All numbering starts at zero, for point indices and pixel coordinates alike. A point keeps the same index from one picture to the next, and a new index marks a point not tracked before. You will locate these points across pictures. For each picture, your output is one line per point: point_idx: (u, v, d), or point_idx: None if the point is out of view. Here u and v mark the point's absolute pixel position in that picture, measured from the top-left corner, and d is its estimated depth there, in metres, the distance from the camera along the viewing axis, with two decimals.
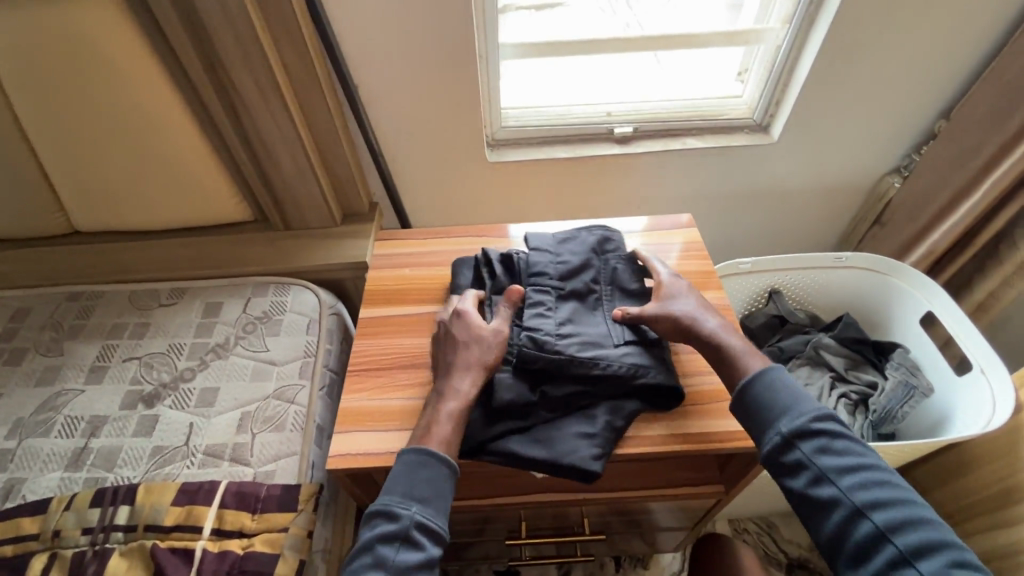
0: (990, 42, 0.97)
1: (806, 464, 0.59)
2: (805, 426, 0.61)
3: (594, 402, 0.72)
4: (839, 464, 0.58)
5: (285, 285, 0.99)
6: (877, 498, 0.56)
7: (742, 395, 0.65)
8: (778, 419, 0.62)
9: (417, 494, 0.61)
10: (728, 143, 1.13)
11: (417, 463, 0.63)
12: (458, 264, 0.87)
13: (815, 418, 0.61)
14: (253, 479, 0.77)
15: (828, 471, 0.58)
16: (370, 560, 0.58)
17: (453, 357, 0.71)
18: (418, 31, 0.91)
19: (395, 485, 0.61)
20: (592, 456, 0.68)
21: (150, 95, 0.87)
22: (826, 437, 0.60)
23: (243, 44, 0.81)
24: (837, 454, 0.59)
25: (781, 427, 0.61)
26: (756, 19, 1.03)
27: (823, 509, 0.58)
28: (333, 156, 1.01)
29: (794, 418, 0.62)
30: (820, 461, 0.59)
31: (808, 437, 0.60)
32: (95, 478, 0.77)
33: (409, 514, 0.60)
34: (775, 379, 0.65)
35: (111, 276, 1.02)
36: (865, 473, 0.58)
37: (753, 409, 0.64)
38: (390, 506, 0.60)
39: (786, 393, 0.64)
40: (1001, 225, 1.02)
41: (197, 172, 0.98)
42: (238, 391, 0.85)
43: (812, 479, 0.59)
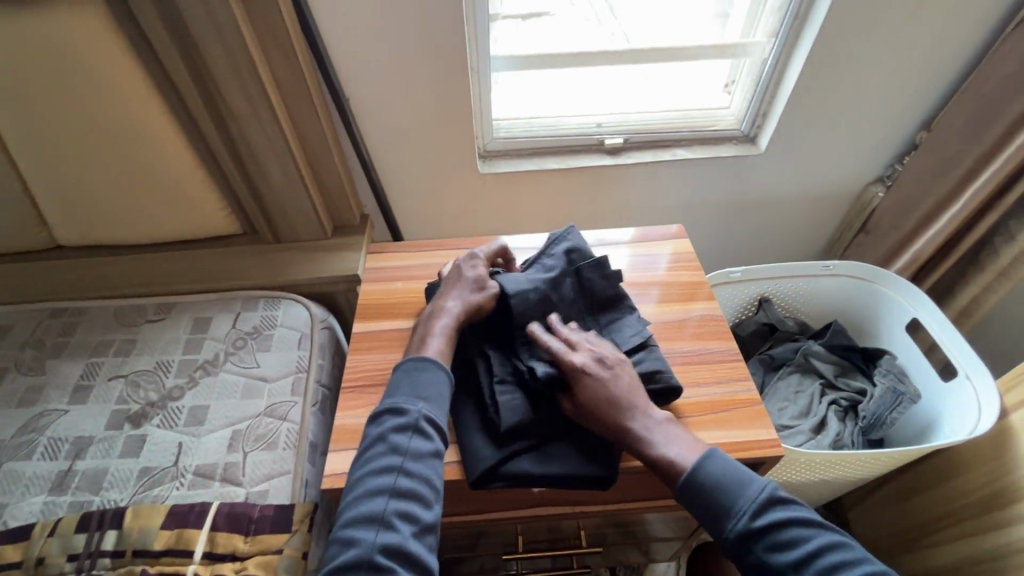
0: (967, 56, 1.00)
1: (764, 565, 0.59)
2: (753, 524, 0.60)
3: None
4: (792, 560, 0.58)
5: (276, 299, 0.98)
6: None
7: (687, 504, 0.64)
8: (727, 522, 0.61)
9: (422, 393, 0.65)
10: (717, 154, 1.15)
11: (418, 369, 0.67)
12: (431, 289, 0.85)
13: (759, 511, 0.60)
14: (245, 500, 0.75)
15: (787, 570, 0.58)
16: (384, 449, 0.61)
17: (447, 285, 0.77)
18: (410, 44, 0.91)
19: (400, 388, 0.65)
20: (606, 460, 0.69)
21: (136, 109, 0.85)
22: (774, 530, 0.59)
23: (232, 57, 0.80)
24: (789, 547, 0.58)
25: (731, 531, 0.60)
26: (742, 33, 1.05)
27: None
28: (324, 168, 1.00)
29: (741, 517, 0.61)
30: (778, 559, 0.58)
31: (758, 535, 0.59)
32: (80, 502, 0.75)
33: (416, 409, 0.63)
34: (716, 476, 0.63)
35: (95, 292, 0.99)
36: (820, 562, 0.57)
37: (704, 513, 0.63)
38: (397, 403, 0.64)
39: (727, 487, 0.62)
40: (981, 232, 1.05)
41: (185, 185, 0.96)
42: (228, 409, 0.83)
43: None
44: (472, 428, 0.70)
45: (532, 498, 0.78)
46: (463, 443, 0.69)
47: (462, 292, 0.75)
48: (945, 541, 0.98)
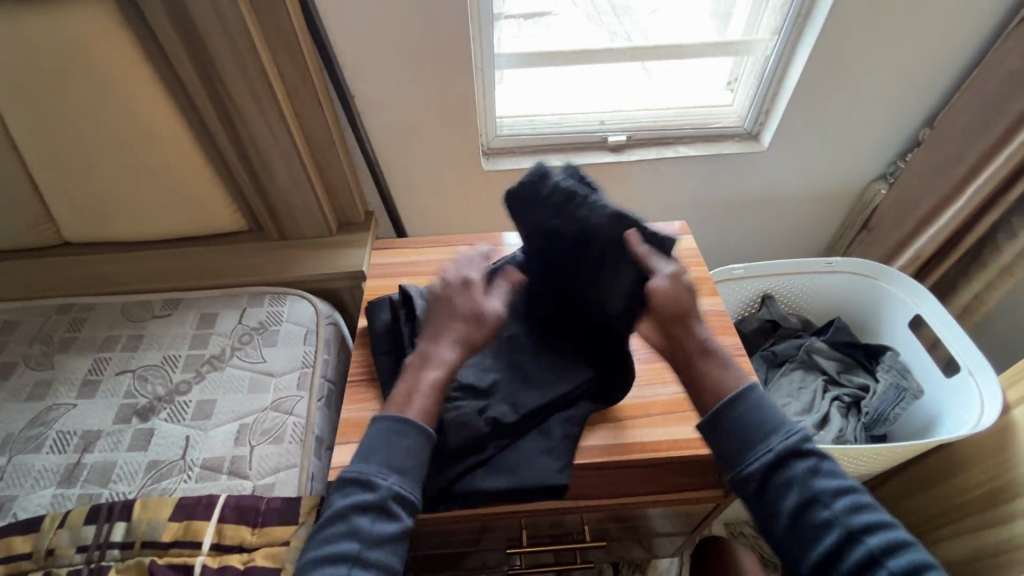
0: (969, 53, 1.00)
1: (794, 483, 0.58)
2: (798, 445, 0.60)
3: (548, 416, 0.73)
4: (830, 484, 0.58)
5: (281, 295, 0.98)
6: (865, 520, 0.56)
7: (734, 408, 0.63)
8: (771, 437, 0.61)
9: (396, 465, 0.62)
10: (720, 151, 1.15)
11: (396, 436, 0.63)
12: (373, 307, 0.83)
13: (807, 438, 0.61)
14: (252, 493, 0.76)
15: (822, 491, 0.57)
16: (343, 528, 0.59)
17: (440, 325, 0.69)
18: (415, 42, 0.92)
19: (373, 455, 0.62)
20: (557, 470, 0.69)
21: (143, 106, 0.86)
22: (814, 457, 0.60)
23: (239, 55, 0.81)
24: (826, 474, 0.58)
25: (776, 444, 0.60)
26: (745, 31, 1.06)
27: (809, 530, 0.57)
28: (329, 165, 1.00)
29: (787, 436, 0.61)
30: (811, 481, 0.58)
31: (799, 456, 0.59)
32: (89, 495, 0.76)
33: (386, 485, 0.60)
34: (767, 401, 0.64)
35: (102, 288, 1.00)
36: (853, 494, 0.57)
37: (745, 426, 0.62)
38: (368, 475, 0.61)
39: (775, 412, 0.63)
40: (983, 229, 1.05)
41: (191, 182, 0.97)
42: (235, 403, 0.84)
43: (802, 498, 0.57)
44: None
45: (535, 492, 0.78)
46: None
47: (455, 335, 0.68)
48: (947, 537, 0.98)
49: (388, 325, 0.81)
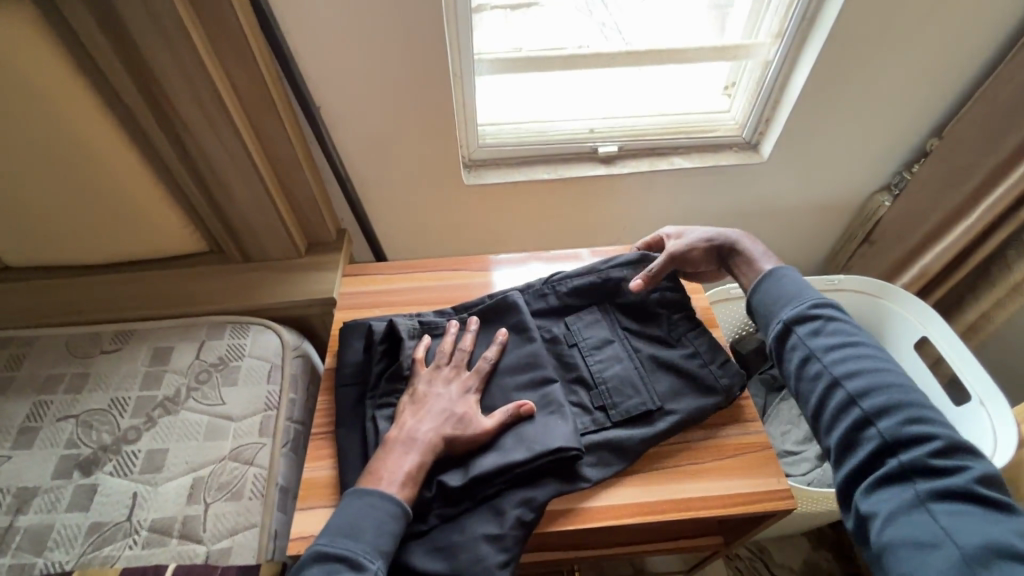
0: (985, 59, 0.93)
1: (796, 346, 0.66)
2: (805, 312, 0.67)
3: (502, 493, 0.64)
4: (824, 342, 0.64)
5: (243, 325, 0.90)
6: (851, 369, 0.61)
7: (756, 291, 0.72)
8: (780, 308, 0.69)
9: (382, 547, 0.58)
10: (716, 162, 1.08)
11: (391, 516, 0.59)
12: (347, 333, 0.79)
13: (814, 306, 0.67)
14: (206, 559, 0.69)
15: (816, 348, 0.64)
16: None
17: (421, 404, 0.68)
18: (386, 47, 0.83)
19: (362, 531, 0.58)
20: (498, 563, 0.60)
21: (77, 122, 0.77)
22: (820, 321, 0.66)
23: (183, 66, 0.72)
24: (824, 335, 0.65)
25: (783, 314, 0.68)
26: (744, 33, 0.98)
27: (805, 384, 0.64)
28: (294, 183, 0.92)
29: (795, 305, 0.68)
30: (810, 342, 0.65)
31: (804, 321, 0.67)
32: (21, 565, 0.68)
33: (374, 567, 0.56)
34: (788, 279, 0.71)
35: (45, 320, 0.91)
36: (846, 349, 0.63)
37: (764, 301, 0.71)
38: (356, 554, 0.56)
39: (794, 288, 0.70)
40: (993, 246, 1.00)
41: (140, 203, 0.88)
42: (189, 453, 0.76)
43: (800, 357, 0.65)
44: None
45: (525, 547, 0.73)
46: None
47: (436, 420, 0.66)
48: None
49: (360, 358, 0.77)
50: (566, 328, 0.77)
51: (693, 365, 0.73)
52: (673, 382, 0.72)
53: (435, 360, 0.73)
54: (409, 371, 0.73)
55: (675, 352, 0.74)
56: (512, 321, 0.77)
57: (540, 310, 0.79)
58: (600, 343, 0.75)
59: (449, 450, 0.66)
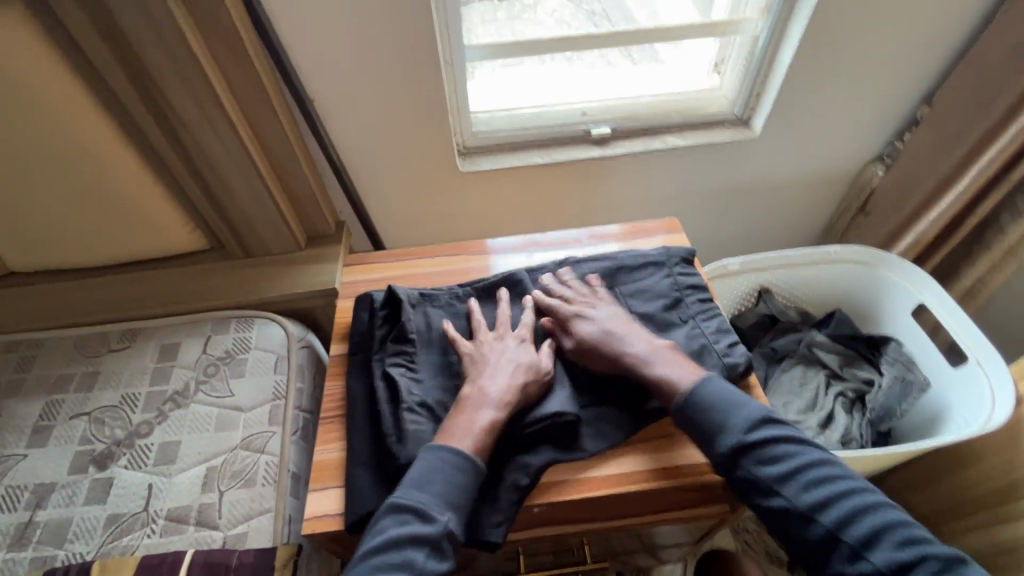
0: (971, 25, 0.94)
1: (752, 479, 0.62)
2: (743, 439, 0.63)
3: (501, 458, 0.67)
4: (779, 473, 0.61)
5: (249, 319, 0.91)
6: (817, 497, 0.60)
7: (679, 415, 0.67)
8: (720, 436, 0.64)
9: (452, 499, 0.60)
10: (709, 140, 1.09)
11: (461, 471, 0.61)
12: (357, 303, 0.81)
13: (751, 428, 0.64)
14: (223, 545, 0.70)
15: (771, 481, 0.62)
16: (399, 559, 0.56)
17: (479, 363, 0.71)
18: (378, 38, 0.84)
19: (432, 484, 0.60)
20: (493, 524, 0.63)
21: (76, 124, 0.78)
22: (762, 446, 0.63)
23: (178, 65, 0.73)
24: (775, 463, 0.62)
25: (724, 446, 0.63)
26: (730, 9, 0.99)
27: (774, 515, 0.62)
28: (292, 178, 0.93)
29: (733, 432, 0.64)
30: (763, 473, 0.62)
31: (749, 450, 0.63)
32: (43, 558, 0.70)
33: (443, 519, 0.59)
34: (712, 395, 0.66)
35: (53, 322, 0.92)
36: (802, 475, 0.61)
37: (698, 427, 0.66)
38: (425, 505, 0.59)
39: (712, 408, 0.66)
40: (985, 211, 1.01)
41: (140, 203, 0.89)
42: (201, 444, 0.78)
43: (761, 492, 0.62)
44: (359, 468, 0.67)
45: (533, 518, 0.76)
46: (348, 482, 0.66)
47: (503, 374, 0.69)
48: (952, 535, 0.96)
49: (364, 329, 0.79)
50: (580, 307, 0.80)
51: (699, 348, 0.75)
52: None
53: (481, 326, 0.76)
54: (414, 335, 0.75)
55: (681, 333, 0.77)
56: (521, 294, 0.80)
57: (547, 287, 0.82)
58: None
59: (523, 399, 0.68)
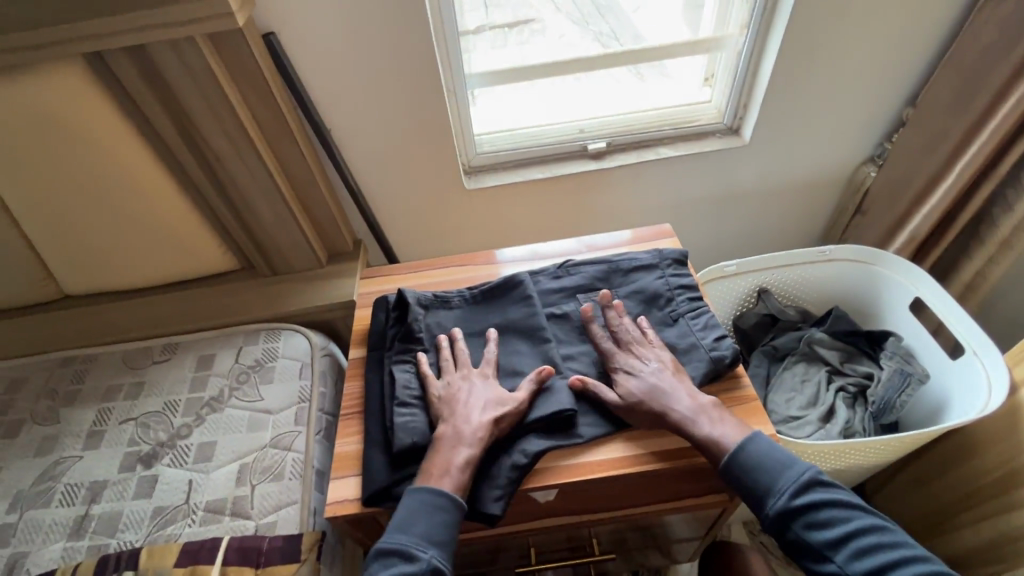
0: (946, 29, 0.99)
1: (801, 543, 0.65)
2: (792, 503, 0.66)
3: (499, 443, 0.74)
4: (829, 539, 0.64)
5: (276, 331, 0.99)
6: (865, 561, 0.63)
7: (728, 475, 0.69)
8: (768, 500, 0.67)
9: (434, 537, 0.64)
10: (701, 149, 1.14)
11: (439, 508, 0.66)
12: (374, 306, 0.90)
13: (801, 490, 0.66)
14: (255, 532, 0.77)
15: (821, 546, 0.64)
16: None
17: (447, 404, 0.74)
18: (386, 73, 0.93)
19: (413, 525, 0.65)
20: (492, 498, 0.70)
21: (125, 161, 0.88)
22: (810, 510, 0.65)
23: (212, 105, 0.83)
24: (825, 526, 0.65)
25: (772, 510, 0.66)
26: (715, 26, 1.05)
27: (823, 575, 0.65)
28: (312, 201, 1.02)
29: (781, 496, 0.67)
30: (813, 537, 0.65)
31: (796, 514, 0.66)
32: (98, 546, 0.78)
33: (426, 556, 0.63)
34: (761, 457, 0.68)
35: (103, 338, 1.02)
36: (853, 540, 0.64)
37: (746, 489, 0.68)
38: (409, 545, 0.64)
39: (764, 470, 0.68)
40: (977, 205, 1.03)
41: (179, 229, 0.99)
42: (235, 443, 0.85)
43: (812, 554, 0.65)
44: (374, 450, 0.74)
45: (537, 510, 0.81)
46: (364, 460, 0.74)
47: (474, 412, 0.73)
48: (962, 526, 0.96)
49: (380, 328, 0.87)
50: (576, 307, 0.87)
51: (689, 344, 0.81)
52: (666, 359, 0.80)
53: (445, 369, 0.79)
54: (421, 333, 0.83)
55: (672, 332, 0.83)
56: (520, 295, 0.87)
57: (547, 291, 0.89)
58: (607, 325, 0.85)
59: (496, 434, 0.72)
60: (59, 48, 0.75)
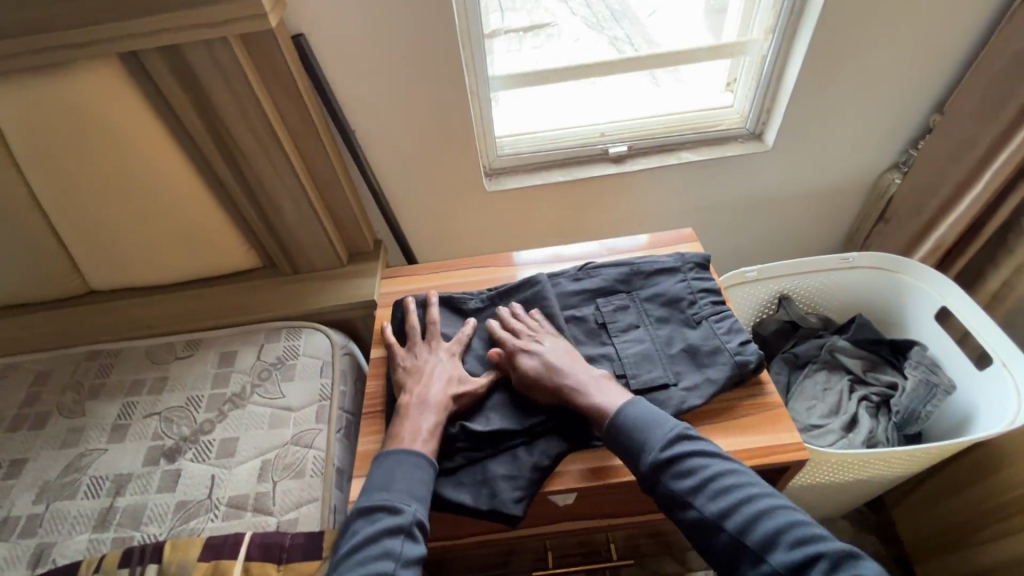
0: (975, 35, 0.98)
1: (667, 494, 0.64)
2: (659, 455, 0.65)
3: (520, 443, 0.74)
4: (692, 487, 0.63)
5: (297, 329, 1.00)
6: (724, 507, 0.61)
7: (611, 435, 0.69)
8: (640, 455, 0.66)
9: (415, 493, 0.67)
10: (723, 154, 1.14)
11: (418, 466, 0.69)
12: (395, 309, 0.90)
13: (670, 443, 0.65)
14: (276, 529, 0.78)
15: (686, 496, 0.63)
16: (376, 551, 0.62)
17: (414, 374, 0.79)
18: (411, 74, 0.94)
19: (394, 483, 0.67)
20: (512, 499, 0.70)
21: (154, 158, 0.90)
22: (678, 461, 0.64)
23: (240, 102, 0.84)
24: (687, 475, 0.63)
25: (644, 464, 0.65)
26: (739, 31, 1.05)
27: (691, 525, 0.63)
28: (334, 200, 1.02)
29: (652, 450, 0.66)
30: (678, 487, 0.63)
31: (662, 465, 0.64)
32: (122, 538, 0.79)
33: (410, 510, 0.65)
34: (636, 416, 0.68)
35: (128, 333, 1.04)
36: (714, 487, 0.62)
37: (623, 447, 0.68)
38: (392, 501, 0.65)
39: (638, 427, 0.67)
40: (1006, 213, 1.02)
41: (205, 227, 1.00)
42: (256, 440, 0.86)
43: (677, 505, 0.63)
44: None
45: (557, 513, 0.81)
46: None
47: (435, 381, 0.77)
48: (988, 541, 0.94)
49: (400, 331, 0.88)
50: (598, 310, 0.87)
51: (713, 347, 0.80)
52: (689, 363, 0.80)
53: (412, 340, 0.84)
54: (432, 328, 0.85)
55: (695, 334, 0.82)
56: (542, 298, 0.87)
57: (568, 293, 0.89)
58: (629, 327, 0.84)
59: (458, 406, 0.76)
60: (95, 47, 0.76)
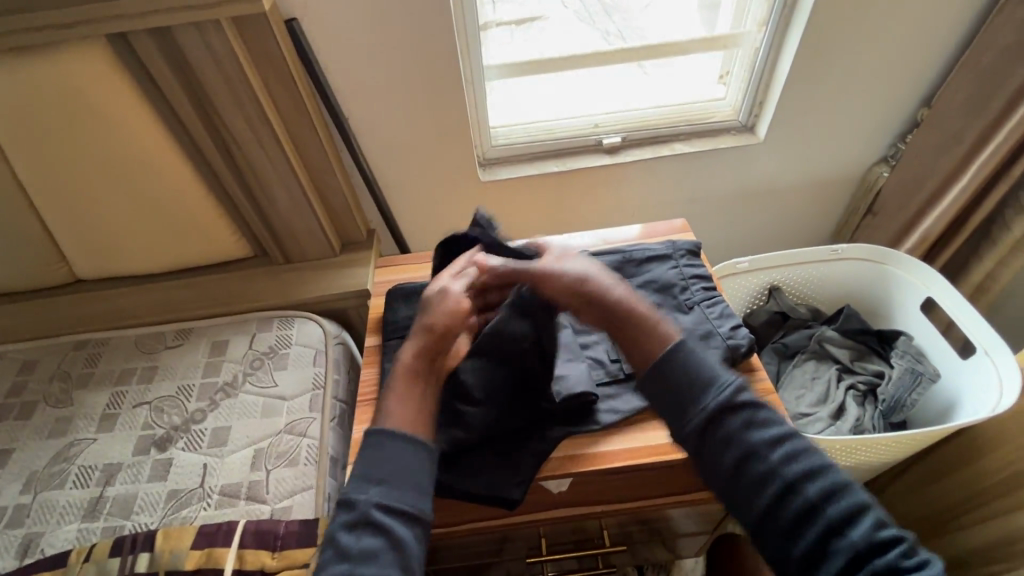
0: (963, 30, 0.99)
1: (733, 437, 0.57)
2: (732, 398, 0.59)
3: (517, 430, 0.75)
4: (767, 436, 0.56)
5: (290, 318, 1.00)
6: (804, 467, 0.54)
7: (663, 371, 0.62)
8: (706, 392, 0.60)
9: (371, 477, 0.60)
10: (716, 145, 1.14)
11: (371, 445, 0.62)
12: (391, 299, 0.89)
13: (741, 389, 0.60)
14: (270, 517, 0.78)
15: (758, 443, 0.56)
16: (337, 550, 0.56)
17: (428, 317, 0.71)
18: (405, 61, 0.93)
19: (351, 474, 0.61)
20: (512, 485, 0.71)
21: (143, 144, 0.88)
22: (750, 409, 0.59)
23: (232, 87, 0.83)
24: (762, 424, 0.57)
25: (710, 400, 0.59)
26: (732, 24, 1.06)
27: (750, 485, 0.55)
28: (327, 187, 1.01)
29: (720, 391, 0.60)
30: (747, 433, 0.57)
31: (733, 409, 0.58)
32: (113, 527, 0.78)
33: (364, 498, 0.58)
34: (704, 358, 0.63)
35: (116, 322, 1.02)
36: (789, 443, 0.56)
37: (681, 382, 0.61)
38: (348, 495, 0.59)
39: (709, 368, 0.62)
40: (990, 206, 1.04)
41: (195, 214, 0.99)
42: (249, 430, 0.85)
43: (741, 453, 0.56)
44: None
45: (552, 499, 0.81)
46: None
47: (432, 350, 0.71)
48: (968, 526, 0.97)
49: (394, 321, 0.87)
50: None
51: (705, 331, 0.81)
52: None
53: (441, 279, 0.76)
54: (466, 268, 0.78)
55: (688, 319, 0.83)
56: None
57: None
58: None
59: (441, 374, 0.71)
60: (83, 28, 0.75)
